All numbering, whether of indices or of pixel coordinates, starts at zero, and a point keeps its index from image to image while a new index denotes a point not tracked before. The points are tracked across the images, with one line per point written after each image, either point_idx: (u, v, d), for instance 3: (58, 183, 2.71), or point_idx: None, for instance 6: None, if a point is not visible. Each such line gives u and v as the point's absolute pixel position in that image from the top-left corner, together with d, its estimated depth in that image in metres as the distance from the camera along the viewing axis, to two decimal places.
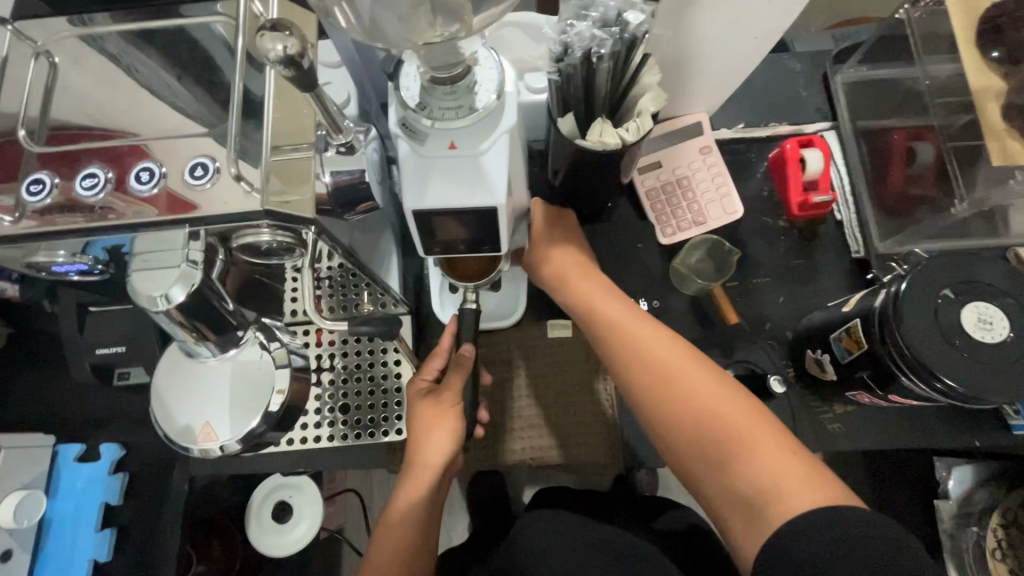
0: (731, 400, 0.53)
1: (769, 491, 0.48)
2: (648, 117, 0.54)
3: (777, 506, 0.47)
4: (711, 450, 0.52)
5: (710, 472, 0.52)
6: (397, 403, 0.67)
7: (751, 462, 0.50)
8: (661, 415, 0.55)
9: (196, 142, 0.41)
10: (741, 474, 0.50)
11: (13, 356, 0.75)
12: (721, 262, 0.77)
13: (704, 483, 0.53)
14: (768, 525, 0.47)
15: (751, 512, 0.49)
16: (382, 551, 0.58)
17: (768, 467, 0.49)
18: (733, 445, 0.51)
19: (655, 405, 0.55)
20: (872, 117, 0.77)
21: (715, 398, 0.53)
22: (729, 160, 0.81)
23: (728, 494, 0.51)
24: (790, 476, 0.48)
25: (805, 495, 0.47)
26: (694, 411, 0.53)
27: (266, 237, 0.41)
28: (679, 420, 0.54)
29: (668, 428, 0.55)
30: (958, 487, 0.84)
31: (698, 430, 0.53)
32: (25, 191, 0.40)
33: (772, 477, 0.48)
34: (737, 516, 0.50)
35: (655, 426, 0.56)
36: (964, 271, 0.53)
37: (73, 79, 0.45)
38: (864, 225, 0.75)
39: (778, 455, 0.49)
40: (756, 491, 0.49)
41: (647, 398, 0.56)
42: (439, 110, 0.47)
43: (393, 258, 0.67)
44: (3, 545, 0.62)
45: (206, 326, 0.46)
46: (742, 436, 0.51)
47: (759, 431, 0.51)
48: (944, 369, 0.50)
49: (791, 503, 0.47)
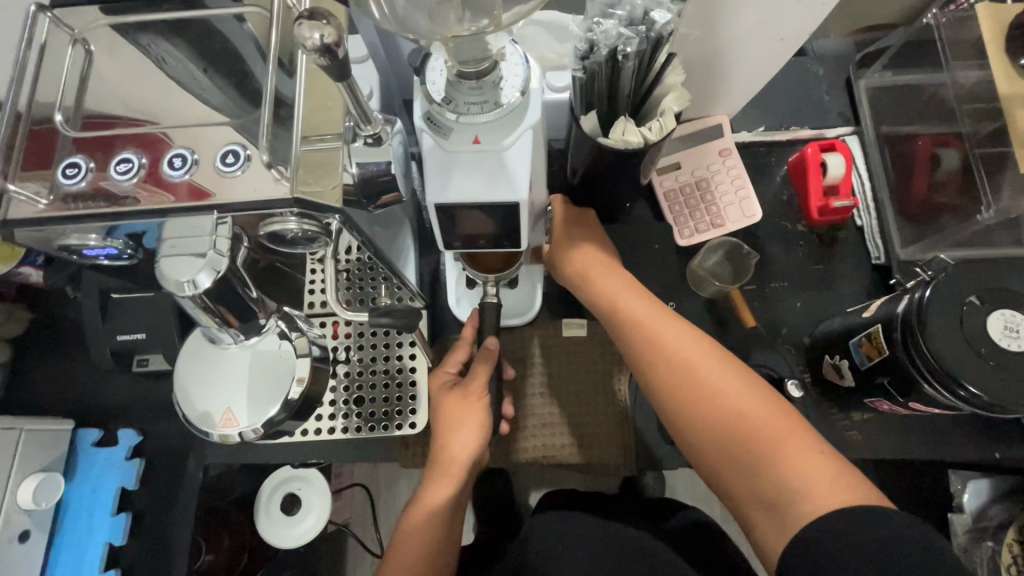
0: (757, 400, 0.53)
1: (794, 491, 0.48)
2: (672, 117, 0.54)
3: (801, 506, 0.47)
4: (735, 449, 0.52)
5: (734, 471, 0.52)
6: (412, 397, 0.68)
7: (777, 462, 0.49)
8: (686, 413, 0.55)
9: (228, 130, 0.42)
10: (766, 474, 0.50)
11: (34, 341, 0.76)
12: (739, 266, 0.76)
13: (727, 482, 0.53)
14: (793, 524, 0.47)
15: (775, 511, 0.49)
16: (408, 548, 0.58)
17: (794, 467, 0.49)
18: (759, 444, 0.51)
19: (679, 405, 0.55)
20: (895, 122, 0.76)
21: (741, 398, 0.53)
22: (749, 163, 0.80)
23: (752, 494, 0.51)
24: (816, 476, 0.48)
25: (831, 495, 0.47)
26: (719, 410, 0.53)
27: (292, 226, 0.42)
28: (703, 419, 0.54)
29: (692, 426, 0.54)
30: (973, 501, 0.85)
31: (723, 429, 0.52)
32: (61, 175, 0.41)
33: (797, 477, 0.48)
34: (761, 514, 0.50)
35: (678, 425, 0.56)
36: (992, 278, 0.53)
37: (108, 66, 0.46)
38: (884, 231, 0.75)
39: (804, 455, 0.49)
40: (781, 491, 0.49)
41: (670, 397, 0.56)
42: (464, 104, 0.48)
43: (411, 252, 0.67)
44: (21, 526, 0.63)
45: (228, 312, 0.47)
46: (768, 435, 0.51)
47: (785, 431, 0.51)
48: (968, 377, 0.49)
49: (816, 503, 0.47)
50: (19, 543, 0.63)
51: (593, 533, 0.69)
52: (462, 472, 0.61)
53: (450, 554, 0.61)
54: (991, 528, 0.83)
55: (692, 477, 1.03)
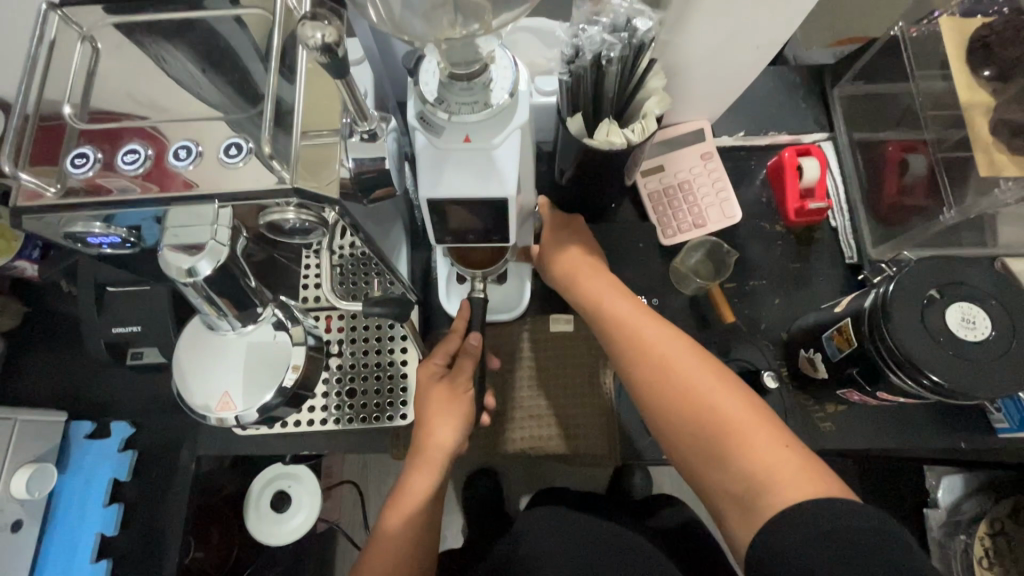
0: (730, 395, 0.55)
1: (762, 482, 0.50)
2: (653, 120, 0.58)
3: (769, 496, 0.49)
4: (709, 443, 0.54)
5: (708, 463, 0.54)
6: (402, 389, 0.69)
7: (746, 454, 0.52)
8: (662, 409, 0.57)
9: (232, 125, 0.44)
10: (736, 466, 0.52)
11: (29, 334, 0.77)
12: (719, 264, 0.80)
13: (701, 474, 0.55)
14: (760, 513, 0.49)
15: (744, 501, 0.51)
16: (393, 539, 0.60)
17: (763, 459, 0.51)
18: (731, 437, 0.53)
19: (658, 400, 0.58)
20: (868, 129, 0.80)
21: (715, 394, 0.55)
22: (730, 166, 0.84)
23: (724, 485, 0.53)
24: (783, 468, 0.50)
25: (797, 486, 0.49)
26: (696, 405, 0.55)
27: (291, 215, 0.44)
28: (680, 414, 0.56)
29: (670, 421, 0.57)
30: (946, 496, 0.89)
31: (699, 423, 0.55)
32: (69, 164, 0.43)
33: (764, 468, 0.50)
34: (732, 505, 0.52)
35: (658, 420, 0.58)
36: (951, 274, 0.56)
37: (114, 63, 0.48)
38: (858, 232, 0.78)
39: (772, 448, 0.51)
40: (751, 482, 0.51)
41: (650, 392, 0.58)
42: (456, 105, 0.50)
43: (402, 248, 0.70)
44: (14, 515, 0.64)
45: (228, 302, 0.48)
46: (740, 430, 0.53)
47: (756, 426, 0.53)
48: (931, 365, 0.52)
49: (782, 493, 0.49)
50: (12, 532, 0.64)
51: (582, 530, 0.70)
52: (442, 458, 0.63)
53: (429, 548, 0.62)
54: (964, 522, 0.86)
55: (677, 474, 1.05)
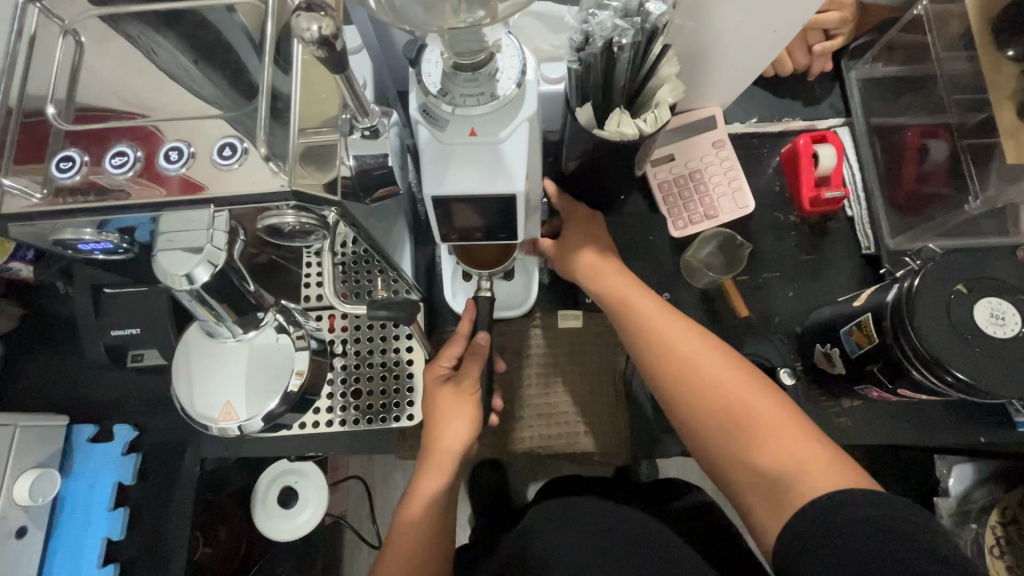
0: (755, 391, 0.54)
1: (789, 478, 0.49)
2: (667, 108, 0.55)
3: (797, 491, 0.48)
4: (736, 439, 0.53)
5: (733, 459, 0.53)
6: (409, 389, 0.68)
7: (774, 450, 0.50)
8: (687, 405, 0.56)
9: (224, 123, 0.42)
10: (764, 460, 0.51)
11: (26, 338, 0.75)
12: (732, 256, 0.78)
13: (727, 470, 0.54)
14: (789, 505, 0.48)
15: (772, 495, 0.50)
16: (409, 537, 0.59)
17: (792, 454, 0.50)
18: (761, 432, 0.51)
19: (682, 397, 0.56)
20: (885, 114, 0.77)
21: (741, 390, 0.54)
22: (741, 154, 0.81)
23: (753, 482, 0.51)
24: (813, 461, 0.49)
25: (826, 477, 0.48)
26: (723, 403, 0.54)
27: (290, 218, 0.42)
28: (707, 411, 0.54)
29: (696, 417, 0.55)
30: (957, 484, 0.87)
31: (727, 419, 0.53)
32: (54, 168, 0.40)
33: (792, 462, 0.49)
34: (759, 498, 0.51)
35: (682, 417, 0.56)
36: (980, 267, 0.54)
37: (99, 58, 0.45)
38: (875, 222, 0.76)
39: (801, 443, 0.50)
40: (779, 478, 0.50)
41: (674, 389, 0.56)
42: (461, 96, 0.47)
43: (405, 244, 0.68)
44: (18, 522, 0.62)
45: (226, 307, 0.46)
46: (768, 426, 0.52)
47: (783, 422, 0.52)
48: (957, 363, 0.50)
49: (813, 484, 0.48)
50: (17, 539, 0.62)
51: (599, 517, 0.68)
52: (452, 461, 0.61)
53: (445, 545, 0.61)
54: (976, 510, 0.85)
55: (685, 464, 1.04)
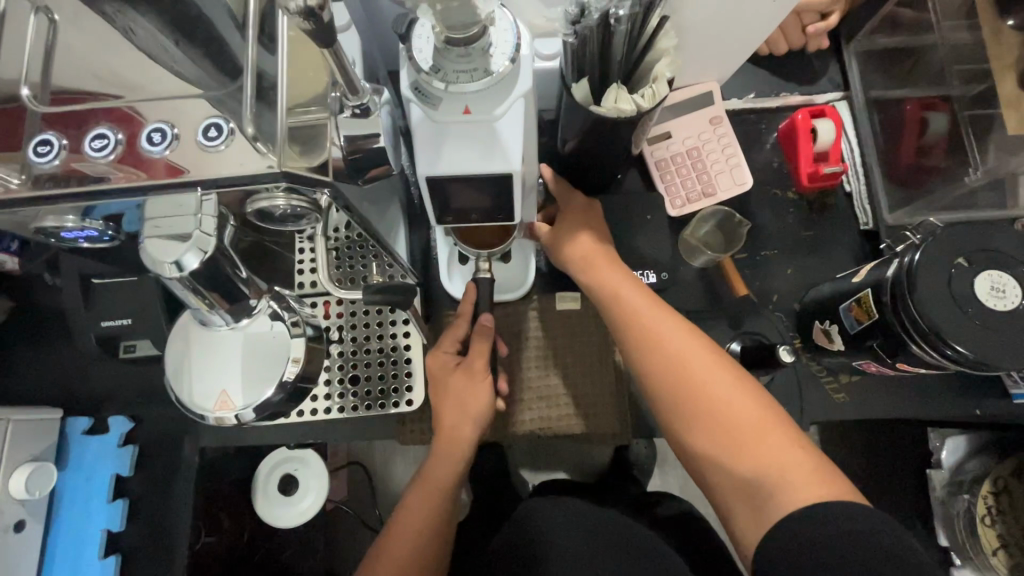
0: (744, 393, 0.52)
1: (772, 484, 0.48)
2: (664, 83, 0.53)
3: (779, 498, 0.48)
4: (720, 441, 0.51)
5: (717, 463, 0.52)
6: (407, 374, 0.68)
7: (760, 455, 0.50)
8: (673, 404, 0.54)
9: (207, 104, 0.40)
10: (745, 466, 0.50)
11: (17, 330, 0.74)
12: (731, 234, 0.77)
13: (709, 474, 0.53)
14: (771, 513, 0.48)
15: (754, 503, 0.49)
16: (403, 538, 0.57)
17: (774, 461, 0.49)
18: (744, 438, 0.50)
19: (669, 395, 0.54)
20: (884, 87, 0.76)
21: (730, 391, 0.52)
22: (739, 130, 0.80)
23: (735, 485, 0.50)
24: (795, 469, 0.48)
25: (806, 487, 0.47)
26: (712, 403, 0.52)
27: (280, 201, 0.42)
28: (692, 413, 0.53)
29: (681, 420, 0.54)
30: (951, 456, 0.87)
31: (710, 423, 0.52)
32: (32, 152, 0.39)
33: (774, 469, 0.49)
34: (740, 504, 0.50)
35: (667, 418, 0.55)
36: (980, 240, 0.53)
37: (73, 35, 0.43)
38: (873, 197, 0.75)
39: (787, 450, 0.49)
40: (762, 483, 0.49)
41: (662, 387, 0.55)
42: (452, 73, 0.45)
43: (399, 227, 0.67)
44: (16, 515, 0.62)
45: (218, 295, 0.45)
46: (752, 431, 0.51)
47: (770, 426, 0.51)
48: (956, 336, 0.50)
49: (794, 495, 0.47)
50: (16, 532, 0.62)
51: (595, 515, 0.66)
52: (468, 448, 0.61)
53: (446, 547, 0.59)
54: (968, 482, 0.86)
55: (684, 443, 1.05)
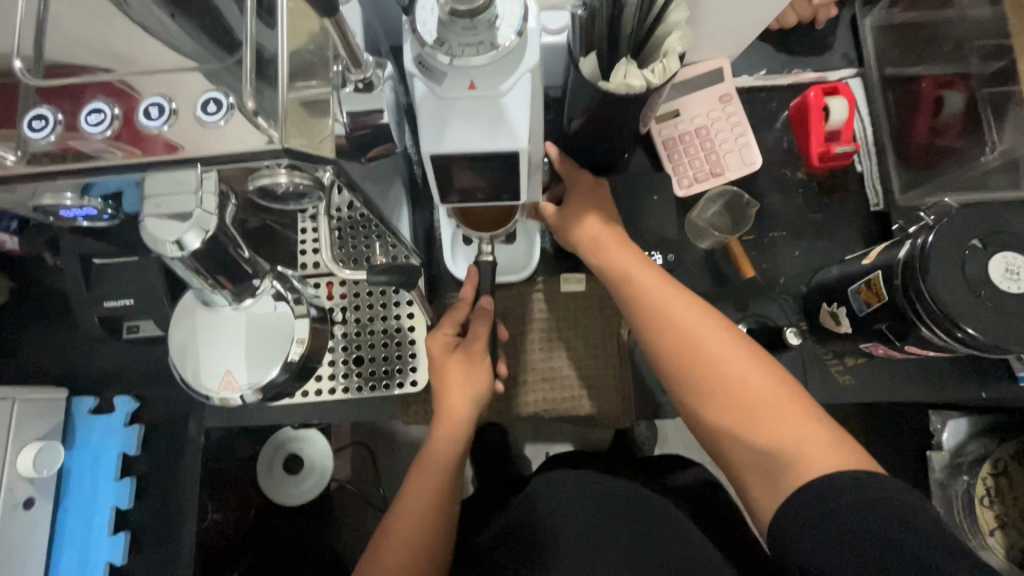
0: (759, 369, 0.52)
1: (788, 457, 0.48)
2: (676, 58, 0.52)
3: (794, 470, 0.48)
4: (735, 416, 0.51)
5: (731, 438, 0.52)
6: (411, 355, 0.67)
7: (775, 429, 0.49)
8: (686, 381, 0.54)
9: (207, 77, 0.39)
10: (761, 439, 0.50)
11: (19, 311, 0.74)
12: (738, 217, 0.75)
13: (723, 449, 0.53)
14: (788, 483, 0.48)
15: (769, 474, 0.49)
16: (411, 517, 0.57)
17: (791, 434, 0.49)
18: (760, 412, 0.50)
19: (682, 373, 0.54)
20: (899, 64, 0.74)
21: (744, 367, 0.52)
22: (749, 109, 0.78)
23: (751, 458, 0.50)
24: (812, 440, 0.48)
25: (824, 458, 0.47)
26: (726, 380, 0.52)
27: (283, 179, 0.40)
28: (707, 390, 0.53)
29: (695, 397, 0.54)
30: (951, 438, 0.87)
31: (725, 398, 0.52)
32: (27, 127, 0.37)
33: (791, 441, 0.49)
34: (756, 476, 0.50)
35: (682, 394, 0.55)
36: (998, 221, 0.52)
37: (67, 8, 0.41)
38: (886, 178, 0.74)
39: (803, 423, 0.49)
40: (778, 457, 0.49)
41: (675, 365, 0.55)
42: (458, 46, 0.43)
43: (403, 207, 0.66)
44: (25, 494, 0.63)
45: (221, 276, 0.45)
46: (768, 404, 0.50)
47: (786, 401, 0.50)
48: (967, 318, 0.50)
49: (812, 465, 0.47)
50: (25, 509, 0.63)
51: (603, 486, 0.65)
52: (464, 426, 0.61)
53: (453, 522, 0.59)
54: (967, 463, 0.86)
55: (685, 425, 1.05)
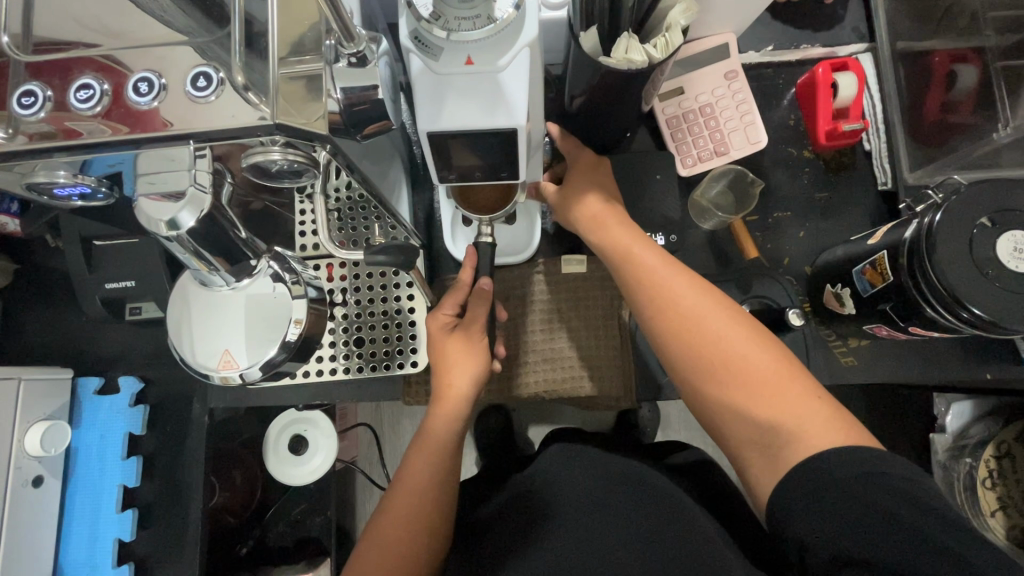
0: (760, 347, 0.52)
1: (787, 432, 0.48)
2: (677, 32, 0.50)
3: (794, 446, 0.48)
4: (736, 394, 0.51)
5: (732, 416, 0.51)
6: (412, 336, 0.67)
7: (775, 406, 0.49)
8: (687, 359, 0.54)
9: (197, 52, 0.38)
10: (762, 416, 0.49)
11: (23, 293, 0.75)
12: (742, 194, 0.75)
13: (724, 428, 0.52)
14: (788, 458, 0.48)
15: (769, 450, 0.49)
16: (411, 491, 0.58)
17: (791, 410, 0.49)
18: (761, 390, 0.50)
19: (683, 352, 0.54)
20: (910, 38, 0.72)
21: (745, 346, 0.52)
22: (755, 86, 0.76)
23: (751, 435, 0.50)
24: (812, 417, 0.48)
25: (825, 433, 0.47)
26: (727, 357, 0.52)
27: (277, 156, 0.41)
28: (708, 368, 0.52)
29: (697, 377, 0.53)
30: (955, 421, 0.88)
31: (726, 376, 0.51)
32: (15, 103, 0.37)
33: (791, 417, 0.48)
34: (755, 452, 0.50)
35: (682, 373, 0.55)
36: (1007, 199, 0.51)
37: None
38: (893, 154, 0.73)
39: (804, 400, 0.49)
40: (777, 434, 0.49)
41: (675, 344, 0.54)
42: (454, 20, 0.42)
43: (403, 187, 0.66)
44: (34, 471, 0.64)
45: (220, 258, 0.46)
46: (769, 382, 0.50)
47: (787, 378, 0.50)
48: (974, 299, 0.49)
49: (813, 441, 0.47)
50: (34, 486, 0.64)
51: (603, 462, 0.66)
52: (464, 402, 0.61)
53: (452, 498, 0.60)
54: (970, 446, 0.86)
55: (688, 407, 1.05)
